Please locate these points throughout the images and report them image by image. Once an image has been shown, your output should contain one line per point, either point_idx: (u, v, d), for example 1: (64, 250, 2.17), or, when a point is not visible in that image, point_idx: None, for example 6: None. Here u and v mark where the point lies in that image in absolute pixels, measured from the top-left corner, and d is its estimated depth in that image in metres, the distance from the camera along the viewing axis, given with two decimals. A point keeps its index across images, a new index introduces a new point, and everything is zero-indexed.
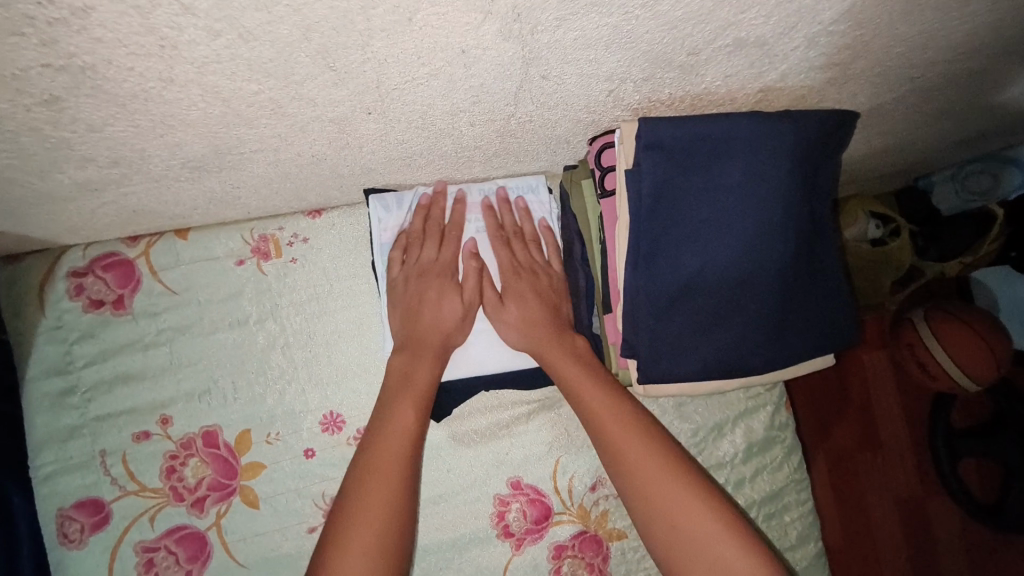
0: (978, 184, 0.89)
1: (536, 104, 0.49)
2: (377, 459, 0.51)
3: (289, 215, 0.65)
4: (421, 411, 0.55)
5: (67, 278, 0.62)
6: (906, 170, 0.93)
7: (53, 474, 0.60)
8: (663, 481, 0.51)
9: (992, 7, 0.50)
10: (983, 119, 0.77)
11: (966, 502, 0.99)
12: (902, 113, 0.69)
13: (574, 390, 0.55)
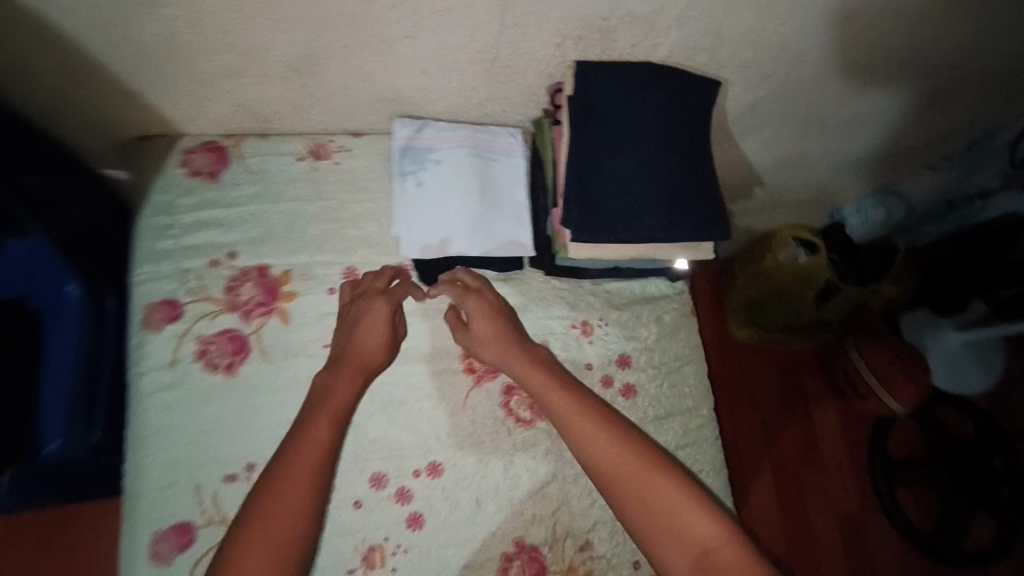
0: (877, 216, 1.29)
1: (511, 50, 0.79)
2: (295, 466, 0.63)
3: (339, 134, 0.93)
4: (335, 426, 0.67)
5: (179, 154, 0.88)
6: (817, 200, 1.32)
7: (147, 279, 0.82)
8: (620, 452, 0.65)
9: (799, 20, 0.81)
10: (848, 133, 1.08)
11: (898, 515, 1.32)
12: (774, 111, 1.00)
13: (541, 389, 0.71)
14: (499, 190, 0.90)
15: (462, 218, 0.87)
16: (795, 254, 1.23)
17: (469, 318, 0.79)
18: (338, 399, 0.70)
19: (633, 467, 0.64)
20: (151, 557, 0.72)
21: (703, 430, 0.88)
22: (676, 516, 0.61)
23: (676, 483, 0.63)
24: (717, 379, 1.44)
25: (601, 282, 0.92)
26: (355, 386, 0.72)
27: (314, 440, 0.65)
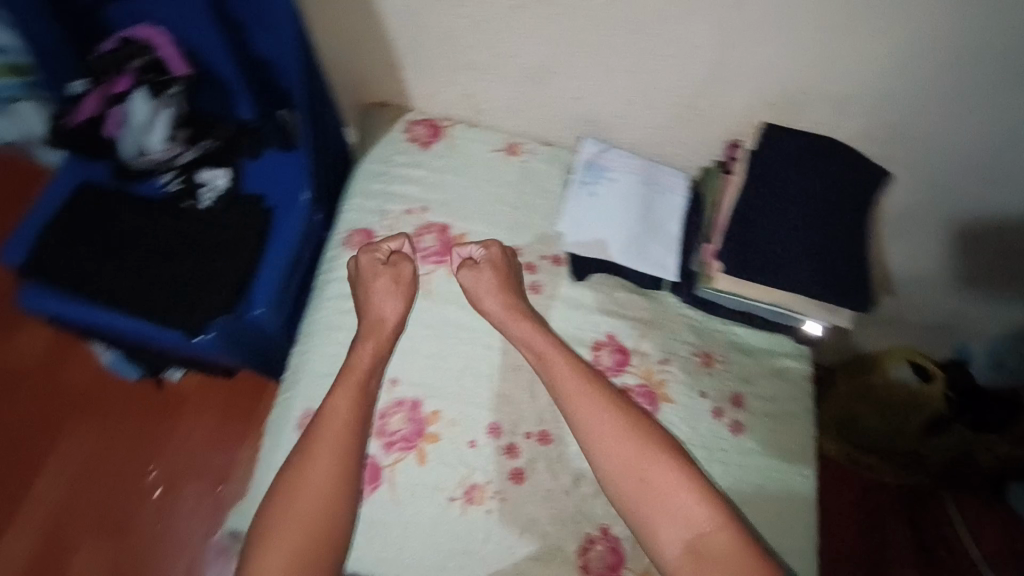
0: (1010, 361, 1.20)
1: (712, 102, 0.90)
2: (323, 433, 0.80)
3: (533, 140, 1.06)
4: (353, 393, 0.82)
5: (404, 122, 1.03)
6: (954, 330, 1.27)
7: (356, 209, 0.98)
8: (617, 436, 0.81)
9: (980, 135, 0.87)
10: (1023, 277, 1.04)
11: None
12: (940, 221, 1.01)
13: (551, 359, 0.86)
14: (658, 218, 1.00)
15: (620, 232, 0.98)
16: (907, 375, 1.21)
17: (477, 272, 0.91)
18: (361, 365, 0.84)
19: (630, 455, 0.79)
20: (297, 428, 0.85)
21: (797, 487, 0.90)
22: (666, 494, 0.77)
23: (666, 472, 0.78)
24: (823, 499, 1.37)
25: (731, 323, 0.97)
26: (376, 351, 0.86)
27: (335, 418, 0.80)
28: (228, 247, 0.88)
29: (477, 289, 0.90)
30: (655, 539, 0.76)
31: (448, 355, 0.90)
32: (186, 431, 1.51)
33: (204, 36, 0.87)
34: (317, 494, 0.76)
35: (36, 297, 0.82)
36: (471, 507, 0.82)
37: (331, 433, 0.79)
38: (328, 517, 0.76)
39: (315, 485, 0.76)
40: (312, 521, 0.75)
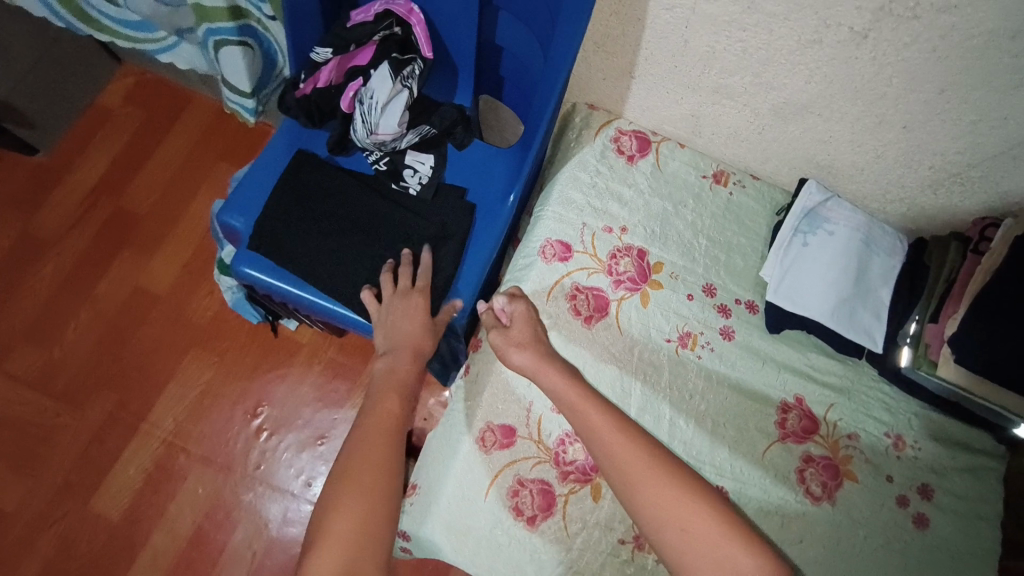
0: None
1: (980, 175, 0.82)
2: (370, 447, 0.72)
3: (741, 169, 1.01)
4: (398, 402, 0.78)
5: (614, 130, 0.99)
6: None
7: (554, 218, 0.94)
8: (650, 478, 0.70)
9: None
10: None
11: None
12: None
13: (581, 407, 0.76)
14: (871, 283, 0.93)
15: (832, 291, 0.91)
16: None
17: (506, 332, 0.83)
18: (405, 373, 0.80)
19: (665, 492, 0.69)
20: (477, 439, 0.82)
21: None
22: (705, 533, 0.67)
23: (699, 509, 0.69)
24: None
25: (928, 411, 0.90)
26: (417, 365, 0.81)
27: (386, 414, 0.76)
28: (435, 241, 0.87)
29: (505, 348, 0.82)
30: None
31: (631, 392, 0.86)
32: (297, 379, 1.45)
33: (455, 21, 0.84)
34: (370, 475, 0.69)
35: (247, 263, 0.86)
36: (639, 552, 0.80)
37: (375, 437, 0.73)
38: (379, 505, 0.68)
39: (370, 467, 0.70)
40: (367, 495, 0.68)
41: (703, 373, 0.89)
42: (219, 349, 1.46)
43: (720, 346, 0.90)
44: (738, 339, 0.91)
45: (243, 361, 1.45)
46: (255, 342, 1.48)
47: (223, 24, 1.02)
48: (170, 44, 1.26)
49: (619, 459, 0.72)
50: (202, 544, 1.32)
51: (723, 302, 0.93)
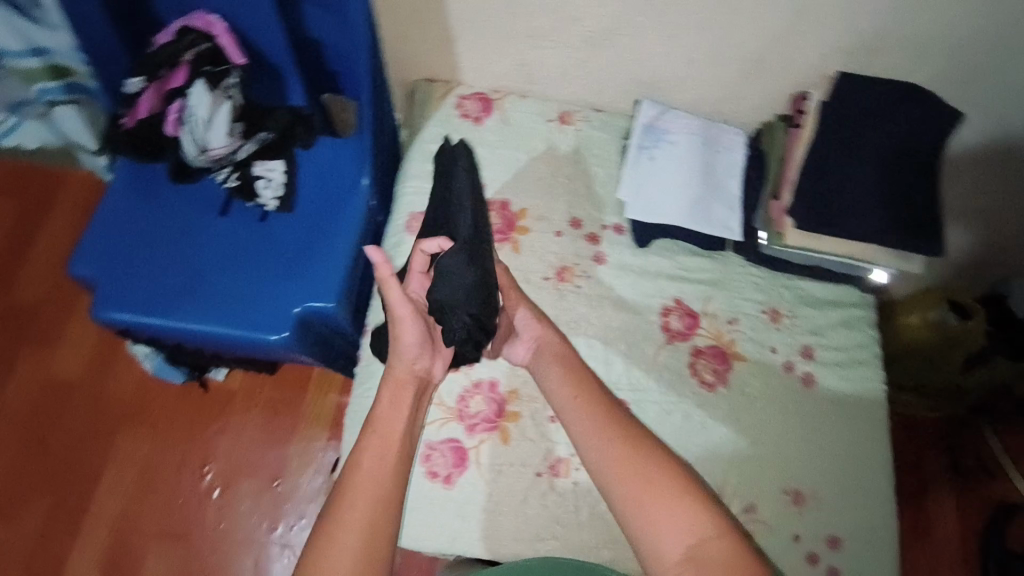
0: None
1: (779, 55, 0.89)
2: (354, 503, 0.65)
3: (584, 107, 1.06)
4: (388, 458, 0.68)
5: (455, 97, 1.03)
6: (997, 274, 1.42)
7: (414, 191, 0.97)
8: (612, 446, 0.70)
9: None
10: None
11: None
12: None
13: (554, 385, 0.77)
14: (718, 182, 0.99)
15: (682, 198, 0.97)
16: None
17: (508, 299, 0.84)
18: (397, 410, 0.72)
19: (624, 461, 0.69)
20: None
21: (876, 433, 0.91)
22: (654, 495, 0.66)
23: (652, 475, 0.68)
24: None
25: (796, 281, 0.98)
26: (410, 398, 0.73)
27: (372, 471, 0.67)
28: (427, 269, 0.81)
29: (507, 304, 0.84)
30: (655, 547, 0.65)
31: None
32: (239, 429, 1.42)
33: (260, 26, 0.86)
34: (372, 484, 0.66)
35: (115, 307, 0.84)
36: (557, 479, 0.84)
37: (367, 477, 0.67)
38: (383, 505, 0.66)
39: (368, 470, 0.67)
40: (373, 494, 0.66)
41: (587, 300, 0.93)
42: (150, 419, 1.41)
43: (596, 272, 0.95)
44: (611, 262, 0.96)
45: (177, 425, 1.41)
46: (186, 403, 1.43)
47: (49, 85, 1.04)
48: (13, 125, 1.22)
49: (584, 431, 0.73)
50: None
51: (590, 231, 0.97)
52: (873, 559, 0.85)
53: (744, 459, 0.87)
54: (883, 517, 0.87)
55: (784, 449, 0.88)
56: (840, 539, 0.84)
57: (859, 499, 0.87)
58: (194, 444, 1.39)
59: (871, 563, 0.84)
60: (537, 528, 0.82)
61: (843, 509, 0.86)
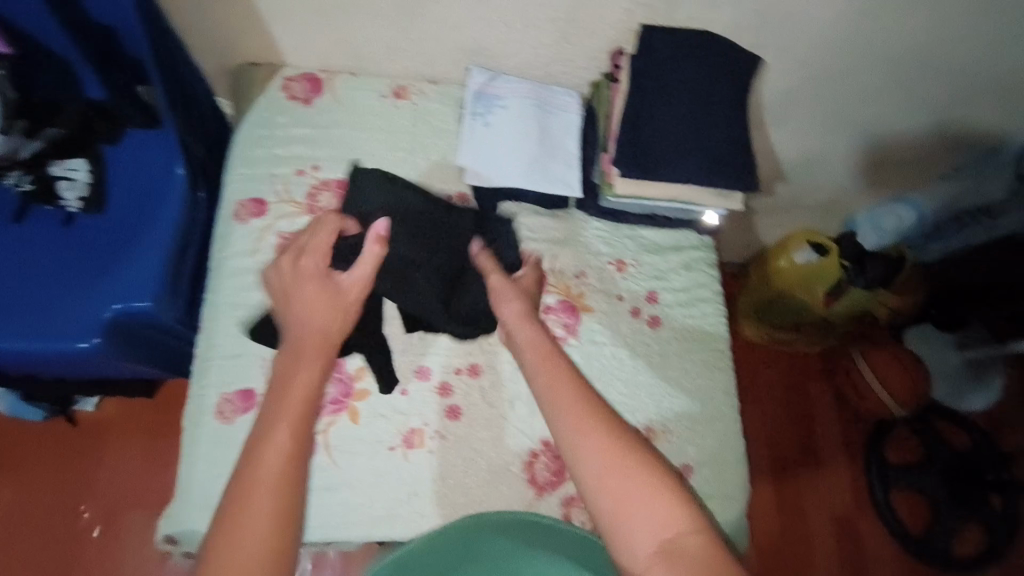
0: None
1: (589, 11, 0.91)
2: (263, 470, 0.65)
3: (419, 79, 1.04)
4: (298, 427, 0.70)
5: (280, 77, 0.97)
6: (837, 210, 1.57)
7: (242, 178, 0.92)
8: (593, 431, 0.69)
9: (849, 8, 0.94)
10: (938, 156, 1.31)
11: (892, 522, 1.65)
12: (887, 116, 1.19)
13: (542, 359, 0.77)
14: (554, 143, 1.00)
15: (520, 161, 0.98)
16: (807, 254, 1.55)
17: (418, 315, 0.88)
18: (308, 378, 0.74)
19: (613, 456, 0.67)
20: (217, 415, 0.84)
21: (719, 363, 0.97)
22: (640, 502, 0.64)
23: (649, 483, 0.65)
24: (745, 373, 1.81)
25: (639, 230, 1.01)
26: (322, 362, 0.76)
27: (281, 436, 0.68)
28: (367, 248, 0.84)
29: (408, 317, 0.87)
30: (625, 540, 0.62)
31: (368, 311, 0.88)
32: (116, 459, 1.34)
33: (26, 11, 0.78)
34: (280, 453, 0.67)
35: None
36: (412, 450, 0.86)
37: (277, 444, 0.68)
38: (286, 491, 0.65)
39: (274, 456, 0.67)
40: (277, 478, 0.65)
41: None
42: (17, 461, 1.33)
43: None
44: None
45: (46, 464, 1.33)
46: (55, 439, 1.35)
47: None
48: None
49: (564, 410, 0.71)
50: None
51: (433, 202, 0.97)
52: (723, 478, 0.91)
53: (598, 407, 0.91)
54: (729, 440, 0.93)
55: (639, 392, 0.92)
56: (692, 466, 0.91)
57: (708, 426, 0.93)
58: (67, 482, 1.31)
59: (721, 483, 0.91)
60: (399, 501, 0.84)
61: (693, 438, 0.92)
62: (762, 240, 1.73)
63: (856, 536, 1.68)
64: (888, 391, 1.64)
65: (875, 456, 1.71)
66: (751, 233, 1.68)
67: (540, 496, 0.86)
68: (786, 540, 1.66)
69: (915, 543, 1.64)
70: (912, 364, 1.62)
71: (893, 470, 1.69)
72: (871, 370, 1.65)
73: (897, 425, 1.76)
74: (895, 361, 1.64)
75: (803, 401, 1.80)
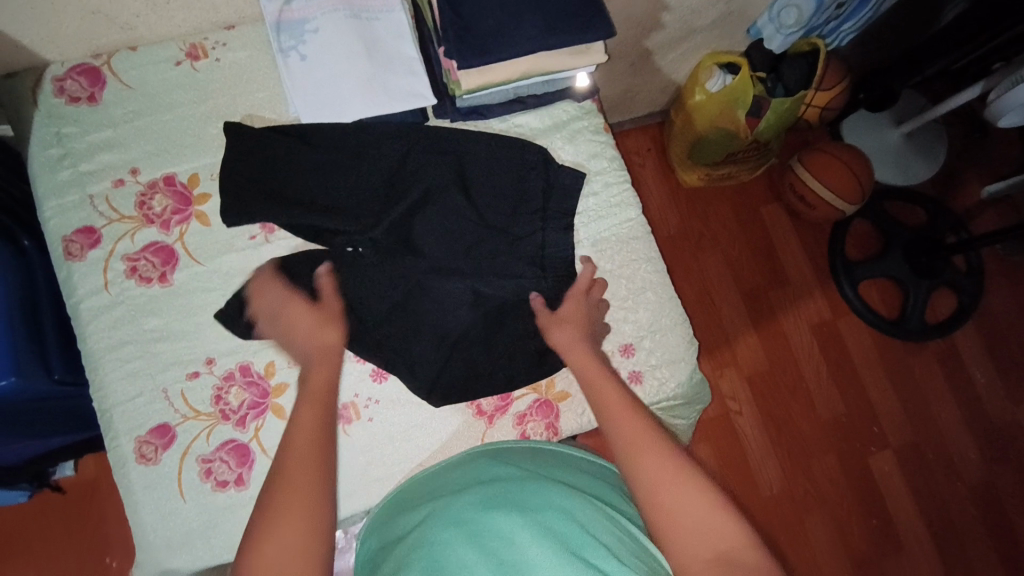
0: (789, 16, 1.35)
1: None
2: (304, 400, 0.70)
3: (212, 30, 0.89)
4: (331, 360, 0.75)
5: (51, 82, 0.84)
6: (738, 19, 1.43)
7: (58, 212, 0.82)
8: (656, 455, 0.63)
9: None
10: None
11: (865, 313, 1.69)
12: None
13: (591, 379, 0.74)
14: (386, 50, 0.87)
15: (357, 87, 0.85)
16: (720, 79, 1.45)
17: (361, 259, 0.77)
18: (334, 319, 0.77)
19: (669, 475, 0.62)
20: (138, 458, 0.78)
21: (635, 231, 0.91)
22: (644, 442, 0.65)
23: (637, 422, 0.67)
24: (693, 219, 1.75)
25: (511, 120, 0.92)
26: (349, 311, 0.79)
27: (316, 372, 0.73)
28: (388, 172, 0.86)
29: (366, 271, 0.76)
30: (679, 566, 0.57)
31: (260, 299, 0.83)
32: (121, 508, 1.28)
33: None
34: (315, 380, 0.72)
35: None
36: (351, 426, 0.83)
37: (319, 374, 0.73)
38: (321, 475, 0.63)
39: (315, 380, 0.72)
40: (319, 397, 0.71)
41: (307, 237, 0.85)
42: (19, 548, 1.25)
43: None
44: None
45: (53, 537, 1.26)
46: (50, 514, 1.27)
47: None
48: None
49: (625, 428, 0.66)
50: None
51: None
52: (668, 344, 0.89)
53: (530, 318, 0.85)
54: (665, 306, 0.89)
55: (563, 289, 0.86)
56: (633, 343, 0.88)
57: (638, 299, 0.89)
58: (82, 547, 1.25)
59: (666, 350, 0.89)
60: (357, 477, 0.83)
61: (627, 316, 0.88)
62: (674, 78, 1.60)
63: (837, 337, 1.70)
64: (830, 190, 1.59)
65: (839, 257, 1.71)
66: (657, 76, 1.56)
67: (491, 424, 0.85)
68: (778, 366, 1.67)
69: (894, 329, 1.69)
70: (853, 160, 1.57)
71: (858, 267, 1.70)
72: (813, 176, 1.60)
73: (852, 221, 1.74)
74: (834, 159, 1.58)
75: (759, 227, 1.76)
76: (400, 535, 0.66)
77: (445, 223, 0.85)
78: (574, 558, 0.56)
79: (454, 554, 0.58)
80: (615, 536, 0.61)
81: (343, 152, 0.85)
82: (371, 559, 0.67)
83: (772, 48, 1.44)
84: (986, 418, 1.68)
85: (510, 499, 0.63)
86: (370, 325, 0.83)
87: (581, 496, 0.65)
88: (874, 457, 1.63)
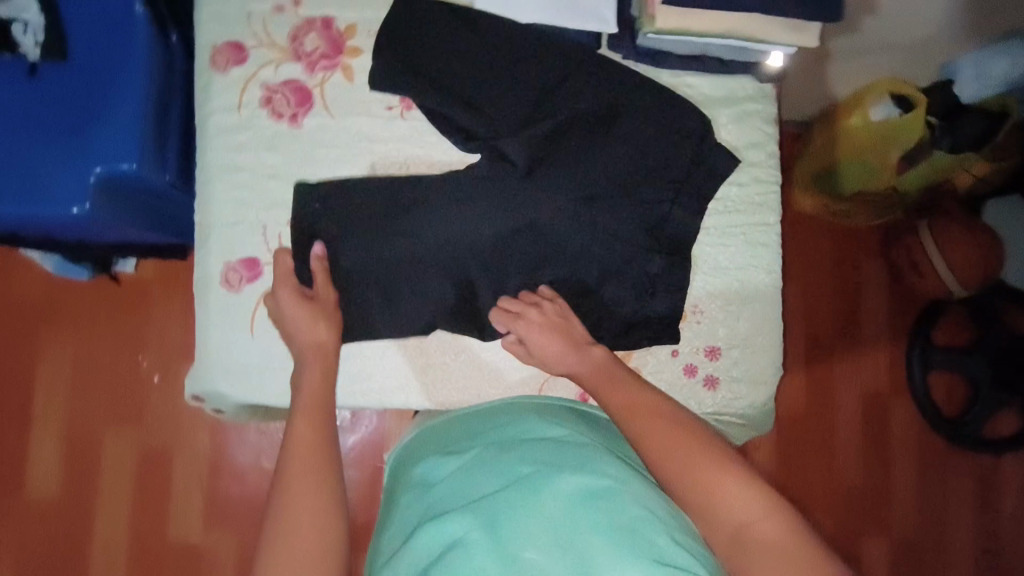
0: None
1: None
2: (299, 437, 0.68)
3: None
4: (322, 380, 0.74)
5: None
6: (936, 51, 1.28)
7: (214, 18, 0.80)
8: (671, 430, 0.64)
9: None
10: None
11: (924, 402, 1.60)
12: None
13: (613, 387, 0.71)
14: None
15: None
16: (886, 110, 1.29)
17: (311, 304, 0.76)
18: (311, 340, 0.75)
19: (685, 448, 0.62)
20: (223, 282, 0.80)
21: (767, 237, 0.85)
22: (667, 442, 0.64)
23: (658, 407, 0.67)
24: (789, 245, 1.65)
25: (684, 80, 0.85)
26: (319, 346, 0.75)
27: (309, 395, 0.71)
28: (541, 86, 0.81)
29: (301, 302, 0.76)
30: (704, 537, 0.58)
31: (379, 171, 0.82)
32: (167, 319, 1.31)
33: None
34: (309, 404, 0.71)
35: None
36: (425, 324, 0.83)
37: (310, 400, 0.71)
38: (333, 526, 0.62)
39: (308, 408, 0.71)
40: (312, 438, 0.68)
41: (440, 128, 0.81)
42: (69, 319, 1.30)
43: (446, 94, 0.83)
44: None
45: (99, 322, 1.30)
46: (103, 298, 1.31)
47: None
48: None
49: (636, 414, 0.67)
50: (149, 485, 1.28)
51: None
52: (755, 362, 0.85)
53: (638, 285, 0.82)
54: (767, 323, 0.85)
55: (675, 269, 0.82)
56: (720, 348, 0.84)
57: (743, 307, 0.85)
58: (122, 339, 1.30)
59: (751, 367, 0.85)
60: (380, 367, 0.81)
61: (725, 319, 0.84)
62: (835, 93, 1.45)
63: (886, 412, 1.63)
64: (947, 264, 1.46)
65: (920, 337, 1.61)
66: (820, 84, 1.41)
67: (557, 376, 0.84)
68: (814, 420, 1.61)
69: (949, 428, 1.59)
70: (984, 245, 1.44)
71: (937, 354, 1.60)
72: (935, 246, 1.48)
73: (951, 306, 1.62)
74: (966, 236, 1.45)
75: (853, 277, 1.65)
76: (443, 475, 0.67)
77: (588, 166, 0.80)
78: (625, 529, 0.54)
79: (497, 506, 0.57)
80: (663, 504, 0.59)
81: (505, 51, 0.80)
82: (409, 489, 0.68)
83: (961, 96, 1.31)
84: (1000, 542, 1.62)
85: (564, 459, 0.62)
86: (472, 244, 0.79)
87: (629, 468, 0.63)
88: (873, 537, 1.60)
